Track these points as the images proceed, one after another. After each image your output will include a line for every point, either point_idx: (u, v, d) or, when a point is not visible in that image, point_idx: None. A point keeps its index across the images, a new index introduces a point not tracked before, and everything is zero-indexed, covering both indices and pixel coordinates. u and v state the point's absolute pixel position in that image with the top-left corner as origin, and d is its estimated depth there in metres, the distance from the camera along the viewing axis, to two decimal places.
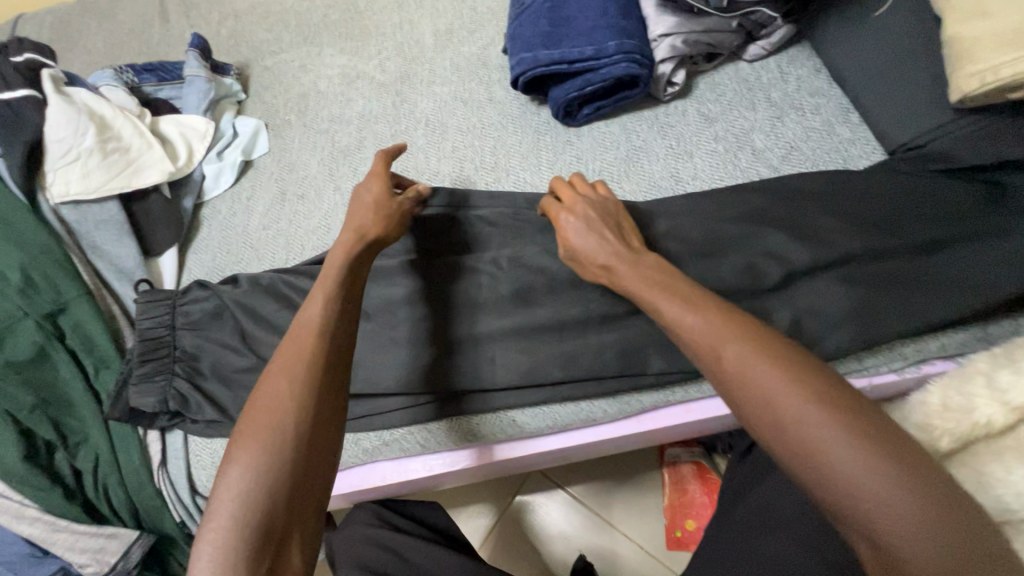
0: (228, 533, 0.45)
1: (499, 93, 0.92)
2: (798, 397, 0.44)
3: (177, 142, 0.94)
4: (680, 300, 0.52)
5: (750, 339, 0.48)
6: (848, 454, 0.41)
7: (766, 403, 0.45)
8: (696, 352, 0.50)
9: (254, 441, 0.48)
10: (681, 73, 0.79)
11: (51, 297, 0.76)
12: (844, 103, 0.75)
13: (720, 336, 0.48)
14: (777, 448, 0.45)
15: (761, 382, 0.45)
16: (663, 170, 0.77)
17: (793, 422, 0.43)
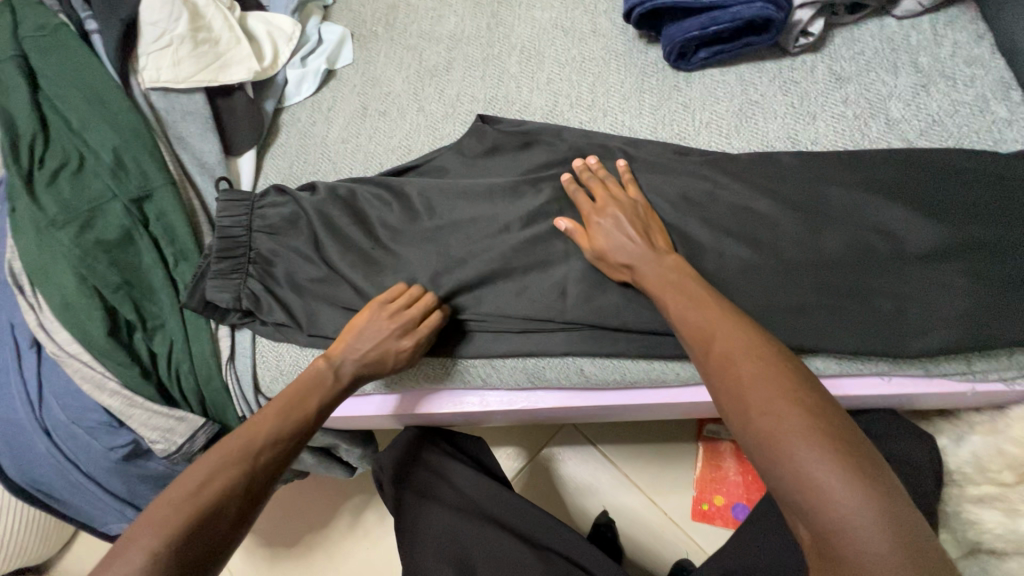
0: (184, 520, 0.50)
1: (605, 26, 0.85)
2: (819, 446, 0.42)
3: (263, 41, 0.91)
4: (716, 332, 0.51)
5: (778, 381, 0.46)
6: (850, 505, 0.40)
7: (783, 446, 0.43)
8: (719, 389, 0.49)
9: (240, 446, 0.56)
10: (819, 23, 0.71)
11: (139, 183, 0.77)
12: (1007, 77, 0.66)
13: (748, 376, 0.47)
14: (789, 497, 0.43)
15: (783, 426, 0.44)
16: (780, 130, 0.70)
17: (810, 469, 0.42)
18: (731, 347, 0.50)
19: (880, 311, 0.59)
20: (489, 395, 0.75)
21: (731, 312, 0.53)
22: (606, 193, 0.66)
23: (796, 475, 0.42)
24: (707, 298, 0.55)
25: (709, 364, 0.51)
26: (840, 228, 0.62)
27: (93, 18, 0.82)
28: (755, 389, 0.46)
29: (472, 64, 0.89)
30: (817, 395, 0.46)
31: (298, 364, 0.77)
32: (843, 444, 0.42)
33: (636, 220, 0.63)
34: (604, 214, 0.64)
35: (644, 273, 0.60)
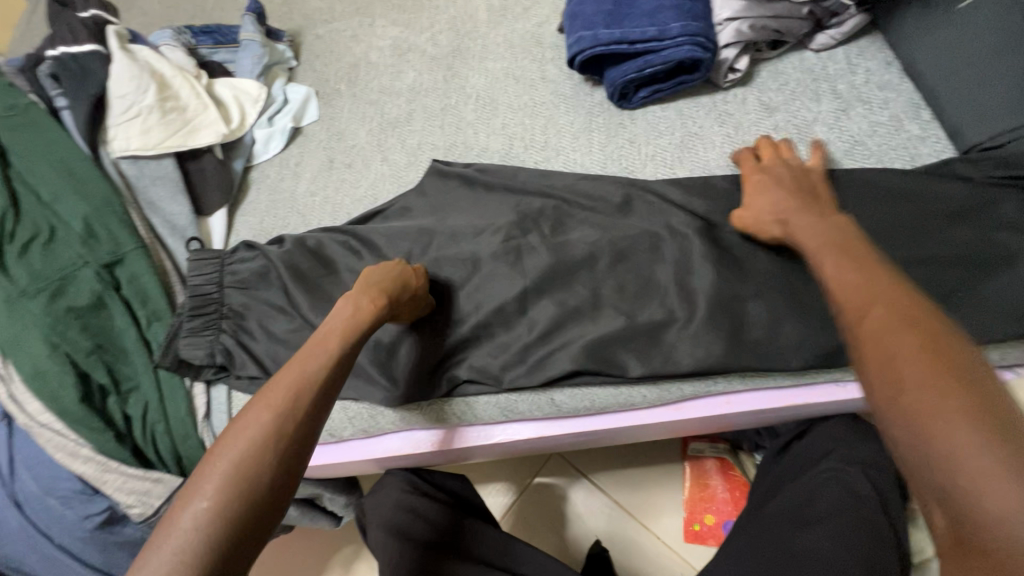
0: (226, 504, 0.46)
1: (553, 72, 0.91)
2: (981, 435, 0.34)
3: (231, 105, 0.95)
4: (878, 296, 0.44)
5: (938, 355, 0.38)
6: (1015, 501, 0.32)
7: (934, 428, 0.36)
8: (869, 366, 0.41)
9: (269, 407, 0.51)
10: (744, 60, 0.77)
11: (110, 249, 0.79)
12: (915, 98, 0.72)
13: (902, 346, 0.39)
14: (939, 490, 0.35)
15: (938, 401, 0.36)
16: (718, 158, 0.76)
17: (961, 449, 0.34)
18: (890, 313, 0.42)
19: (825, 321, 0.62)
20: (465, 432, 0.76)
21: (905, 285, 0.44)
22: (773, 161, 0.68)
23: (949, 462, 0.35)
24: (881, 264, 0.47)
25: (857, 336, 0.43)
26: (782, 249, 0.66)
27: (63, 95, 0.85)
28: (901, 357, 0.39)
29: (431, 114, 0.94)
30: (988, 377, 0.37)
31: None
32: (1012, 432, 0.34)
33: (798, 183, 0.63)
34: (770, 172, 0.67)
35: (793, 224, 0.58)
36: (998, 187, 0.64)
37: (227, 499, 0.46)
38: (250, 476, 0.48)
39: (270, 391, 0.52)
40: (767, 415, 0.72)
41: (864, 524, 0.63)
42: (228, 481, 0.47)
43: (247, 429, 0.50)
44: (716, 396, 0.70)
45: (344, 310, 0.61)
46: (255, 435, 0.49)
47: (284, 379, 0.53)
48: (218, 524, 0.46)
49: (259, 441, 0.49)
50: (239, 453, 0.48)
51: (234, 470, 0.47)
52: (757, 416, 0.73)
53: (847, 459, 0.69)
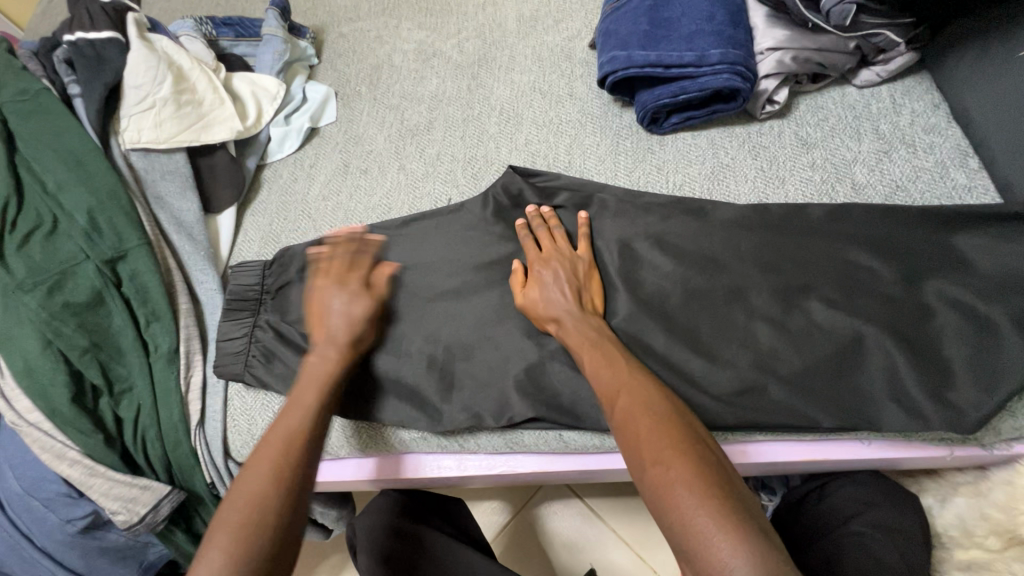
0: (247, 522, 0.52)
1: (581, 90, 0.88)
2: (706, 499, 0.45)
3: (247, 101, 0.93)
4: (622, 390, 0.55)
5: (673, 436, 0.50)
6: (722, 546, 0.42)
7: (675, 499, 0.46)
8: (623, 443, 0.52)
9: (277, 425, 0.59)
10: (784, 92, 0.74)
11: (113, 243, 0.76)
12: (963, 145, 0.68)
13: (652, 435, 0.50)
14: (683, 556, 0.44)
15: (671, 477, 0.47)
16: (750, 193, 0.72)
17: (694, 517, 0.44)
18: (633, 402, 0.54)
19: (862, 376, 0.59)
20: (466, 460, 0.73)
21: (641, 373, 0.57)
22: (553, 247, 0.69)
23: (686, 527, 0.44)
24: (622, 360, 0.58)
25: (615, 417, 0.54)
26: (814, 298, 0.62)
27: (77, 83, 0.83)
28: (654, 443, 0.50)
29: (452, 124, 0.91)
30: (715, 466, 0.48)
31: None
32: (733, 506, 0.44)
33: (573, 278, 0.66)
34: (547, 266, 0.67)
35: None
36: None
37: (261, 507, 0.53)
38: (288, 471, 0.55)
39: (287, 408, 0.61)
40: (786, 468, 0.69)
41: None
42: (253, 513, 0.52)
43: (271, 438, 0.58)
44: (732, 444, 0.64)
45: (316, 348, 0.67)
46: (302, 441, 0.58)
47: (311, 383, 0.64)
48: (253, 529, 0.51)
49: (307, 458, 0.57)
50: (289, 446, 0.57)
51: (256, 505, 0.53)
52: (773, 468, 0.69)
53: (870, 524, 0.66)
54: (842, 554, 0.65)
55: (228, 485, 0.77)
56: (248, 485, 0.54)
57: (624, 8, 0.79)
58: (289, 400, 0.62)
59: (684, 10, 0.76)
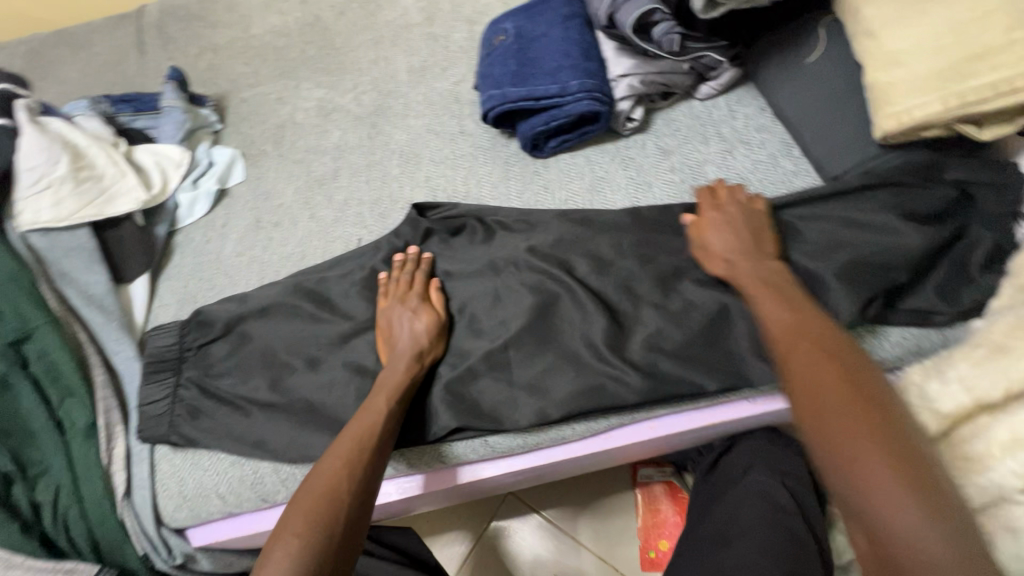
0: (320, 514, 0.56)
1: (471, 126, 0.96)
2: (901, 453, 0.46)
3: (151, 171, 0.95)
4: (814, 341, 0.55)
5: (855, 396, 0.49)
6: (905, 507, 0.43)
7: (859, 461, 0.46)
8: (802, 402, 0.51)
9: (356, 430, 0.64)
10: (639, 110, 0.85)
11: (17, 325, 0.76)
12: (787, 138, 0.81)
13: (844, 392, 0.50)
14: (855, 513, 0.46)
15: (852, 439, 0.47)
16: (625, 199, 0.82)
17: (880, 476, 0.45)
18: (813, 358, 0.53)
19: (732, 341, 0.67)
20: (402, 482, 0.76)
21: (826, 322, 0.57)
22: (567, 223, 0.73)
23: (863, 487, 0.45)
24: (770, 316, 0.58)
25: (792, 375, 0.53)
26: (685, 280, 0.72)
27: None
28: (841, 399, 0.49)
29: (357, 170, 0.97)
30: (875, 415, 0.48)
31: (202, 487, 0.75)
32: (901, 460, 0.45)
33: None
34: (668, 230, 0.71)
35: None
36: (868, 197, 0.70)
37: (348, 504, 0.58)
38: (363, 460, 0.61)
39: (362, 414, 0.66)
40: (691, 436, 0.76)
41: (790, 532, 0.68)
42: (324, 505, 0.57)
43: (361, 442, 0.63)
44: (641, 422, 0.73)
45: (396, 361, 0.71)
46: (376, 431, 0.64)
47: (381, 389, 0.68)
48: (327, 522, 0.56)
49: (375, 454, 0.63)
50: (372, 440, 0.63)
51: (322, 500, 0.58)
52: (681, 438, 0.77)
53: (769, 473, 0.75)
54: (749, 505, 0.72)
55: (163, 554, 0.76)
56: (319, 483, 0.59)
57: (495, 53, 0.89)
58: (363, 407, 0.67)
59: (545, 49, 0.86)
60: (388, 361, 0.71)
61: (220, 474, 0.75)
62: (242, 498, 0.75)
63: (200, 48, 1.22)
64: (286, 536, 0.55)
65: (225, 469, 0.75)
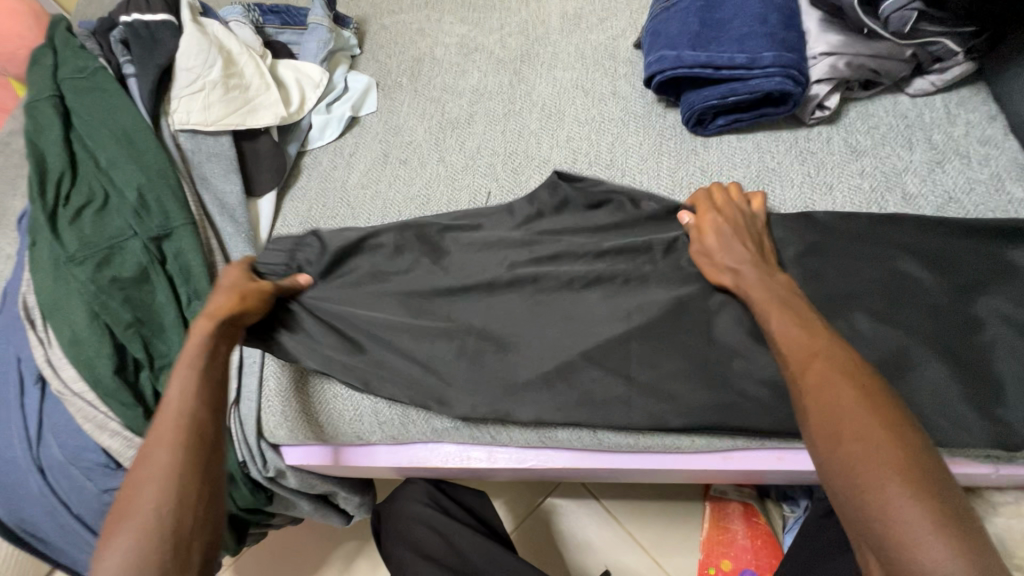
0: (149, 519, 0.49)
1: (625, 88, 0.87)
2: (917, 484, 0.42)
3: (291, 88, 0.94)
4: (817, 354, 0.52)
5: (879, 413, 0.46)
6: (923, 533, 0.40)
7: (876, 487, 0.43)
8: (812, 421, 0.49)
9: (171, 423, 0.55)
10: (835, 98, 0.73)
11: (160, 222, 0.78)
12: (1020, 158, 0.67)
13: (856, 415, 0.46)
14: (869, 538, 0.43)
15: (869, 461, 0.44)
16: (797, 198, 0.71)
17: (898, 504, 0.42)
18: (828, 371, 0.50)
19: (910, 388, 0.58)
20: (496, 452, 0.73)
21: (827, 334, 0.54)
22: (713, 204, 0.70)
23: (882, 513, 0.42)
24: (812, 321, 0.55)
25: (802, 389, 0.51)
26: (863, 306, 0.62)
27: (131, 63, 0.85)
28: (855, 421, 0.46)
29: (493, 118, 0.91)
30: (903, 435, 0.45)
31: (303, 412, 0.76)
32: (923, 478, 0.42)
33: (744, 233, 0.66)
34: (714, 221, 0.67)
35: None
36: None
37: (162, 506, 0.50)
38: (185, 456, 0.53)
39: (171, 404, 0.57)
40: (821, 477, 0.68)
41: None
42: (154, 509, 0.49)
43: (164, 432, 0.54)
44: (769, 449, 0.66)
45: (195, 334, 0.63)
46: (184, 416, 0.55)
47: (186, 360, 0.61)
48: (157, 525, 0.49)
49: (203, 440, 0.55)
50: (173, 423, 0.55)
51: (139, 504, 0.50)
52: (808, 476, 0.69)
53: None
54: None
55: (258, 466, 0.79)
56: (137, 475, 0.52)
57: (674, 8, 0.79)
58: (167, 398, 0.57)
59: (737, 11, 0.75)
60: (189, 333, 0.63)
61: (323, 403, 0.76)
62: (339, 431, 0.76)
63: None
64: (122, 543, 0.48)
65: (328, 399, 0.76)
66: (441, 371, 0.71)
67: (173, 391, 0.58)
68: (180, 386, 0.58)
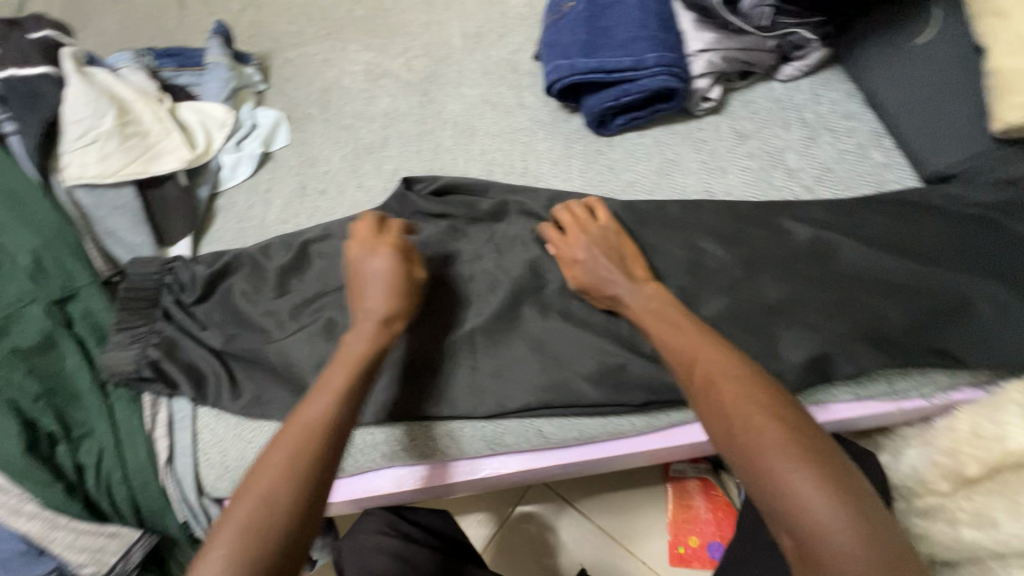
0: (261, 520, 0.48)
1: (529, 99, 0.91)
2: (813, 467, 0.44)
3: (195, 130, 0.91)
4: (696, 356, 0.54)
5: (763, 399, 0.49)
6: (824, 513, 0.42)
7: (771, 469, 0.45)
8: (708, 409, 0.51)
9: (298, 427, 0.54)
10: (717, 90, 0.79)
11: (62, 282, 0.75)
12: (877, 127, 0.75)
13: (738, 397, 0.49)
14: (773, 517, 0.45)
15: (767, 442, 0.46)
16: (696, 184, 0.77)
17: (791, 481, 0.44)
18: (711, 365, 0.53)
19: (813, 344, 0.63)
20: (449, 466, 0.73)
21: (702, 330, 0.57)
22: (577, 229, 0.70)
23: (783, 495, 0.44)
24: (694, 327, 0.57)
25: (695, 382, 0.53)
26: (764, 275, 0.67)
27: (11, 120, 0.80)
28: (743, 407, 0.49)
29: (407, 140, 0.93)
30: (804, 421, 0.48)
31: (245, 458, 0.73)
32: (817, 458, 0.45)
33: (611, 252, 0.67)
34: (586, 240, 0.68)
35: None
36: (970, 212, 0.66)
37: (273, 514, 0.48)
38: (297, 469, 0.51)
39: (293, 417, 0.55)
40: None
41: None
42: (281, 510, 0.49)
43: (280, 449, 0.52)
44: None
45: (355, 339, 0.61)
46: (338, 428, 0.54)
47: (339, 364, 0.59)
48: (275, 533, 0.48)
49: (324, 449, 0.52)
50: (306, 429, 0.53)
51: (269, 501, 0.49)
52: None
53: None
54: None
55: (202, 524, 0.75)
56: (257, 482, 0.50)
57: (563, 20, 0.83)
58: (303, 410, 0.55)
59: (619, 17, 0.80)
60: (354, 331, 0.62)
61: (263, 446, 0.73)
62: None
63: (244, 4, 1.17)
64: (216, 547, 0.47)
65: (268, 441, 0.74)
66: (377, 397, 0.69)
67: (308, 408, 0.55)
68: (317, 403, 0.55)
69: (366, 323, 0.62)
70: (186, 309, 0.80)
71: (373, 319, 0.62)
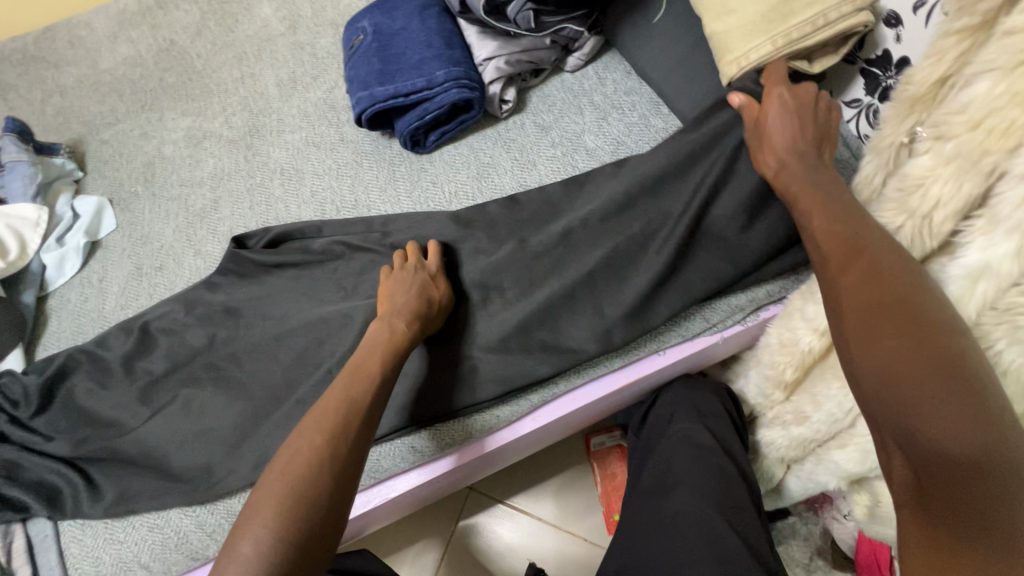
0: (282, 517, 0.49)
1: (351, 132, 0.93)
2: (941, 378, 0.40)
3: (4, 235, 0.85)
4: (832, 235, 0.51)
5: (912, 309, 0.43)
6: (942, 425, 0.38)
7: (905, 373, 0.41)
8: (840, 309, 0.48)
9: (327, 415, 0.57)
10: (511, 91, 0.85)
11: None
12: (653, 97, 0.84)
13: (874, 297, 0.45)
14: (891, 426, 0.42)
15: (883, 346, 0.43)
16: (513, 181, 0.82)
17: (909, 387, 0.41)
18: (848, 253, 0.49)
19: (631, 301, 0.70)
20: None
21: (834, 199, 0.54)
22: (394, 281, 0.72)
23: (898, 402, 0.41)
24: (820, 195, 0.54)
25: (822, 268, 0.51)
26: (580, 251, 0.73)
27: None
28: (872, 304, 0.45)
29: (238, 197, 0.92)
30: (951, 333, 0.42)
31: (121, 560, 0.70)
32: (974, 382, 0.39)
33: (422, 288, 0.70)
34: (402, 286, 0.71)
35: None
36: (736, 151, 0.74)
37: (307, 500, 0.51)
38: (341, 448, 0.55)
39: (319, 409, 0.58)
40: (615, 397, 0.78)
41: (717, 467, 0.71)
42: (291, 511, 0.50)
43: (305, 439, 0.55)
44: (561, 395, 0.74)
45: (371, 355, 0.64)
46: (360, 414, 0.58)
47: (361, 361, 0.63)
48: (265, 541, 0.48)
49: (349, 433, 0.56)
50: (334, 419, 0.56)
51: (268, 502, 0.51)
52: (607, 401, 0.78)
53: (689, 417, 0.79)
54: (676, 453, 0.75)
55: None
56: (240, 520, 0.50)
57: (358, 53, 0.86)
58: (325, 397, 0.59)
59: (407, 43, 0.84)
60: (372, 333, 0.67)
61: (140, 541, 0.70)
62: (169, 562, 0.70)
63: (45, 92, 1.11)
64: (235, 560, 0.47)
65: (143, 535, 0.70)
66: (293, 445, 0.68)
67: (330, 393, 0.59)
68: (338, 387, 0.60)
69: (403, 327, 0.66)
70: (26, 424, 0.75)
71: (398, 325, 0.66)
